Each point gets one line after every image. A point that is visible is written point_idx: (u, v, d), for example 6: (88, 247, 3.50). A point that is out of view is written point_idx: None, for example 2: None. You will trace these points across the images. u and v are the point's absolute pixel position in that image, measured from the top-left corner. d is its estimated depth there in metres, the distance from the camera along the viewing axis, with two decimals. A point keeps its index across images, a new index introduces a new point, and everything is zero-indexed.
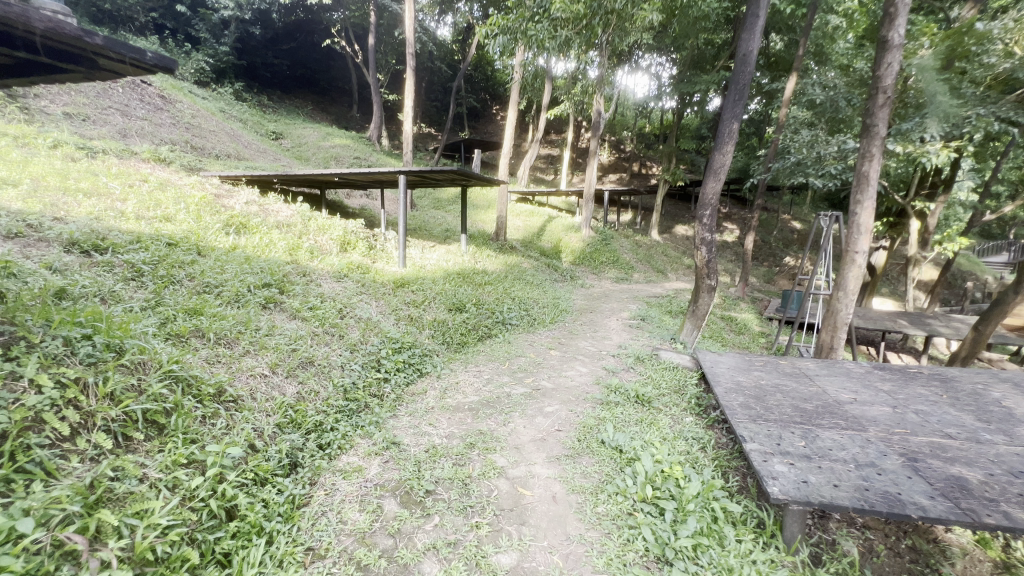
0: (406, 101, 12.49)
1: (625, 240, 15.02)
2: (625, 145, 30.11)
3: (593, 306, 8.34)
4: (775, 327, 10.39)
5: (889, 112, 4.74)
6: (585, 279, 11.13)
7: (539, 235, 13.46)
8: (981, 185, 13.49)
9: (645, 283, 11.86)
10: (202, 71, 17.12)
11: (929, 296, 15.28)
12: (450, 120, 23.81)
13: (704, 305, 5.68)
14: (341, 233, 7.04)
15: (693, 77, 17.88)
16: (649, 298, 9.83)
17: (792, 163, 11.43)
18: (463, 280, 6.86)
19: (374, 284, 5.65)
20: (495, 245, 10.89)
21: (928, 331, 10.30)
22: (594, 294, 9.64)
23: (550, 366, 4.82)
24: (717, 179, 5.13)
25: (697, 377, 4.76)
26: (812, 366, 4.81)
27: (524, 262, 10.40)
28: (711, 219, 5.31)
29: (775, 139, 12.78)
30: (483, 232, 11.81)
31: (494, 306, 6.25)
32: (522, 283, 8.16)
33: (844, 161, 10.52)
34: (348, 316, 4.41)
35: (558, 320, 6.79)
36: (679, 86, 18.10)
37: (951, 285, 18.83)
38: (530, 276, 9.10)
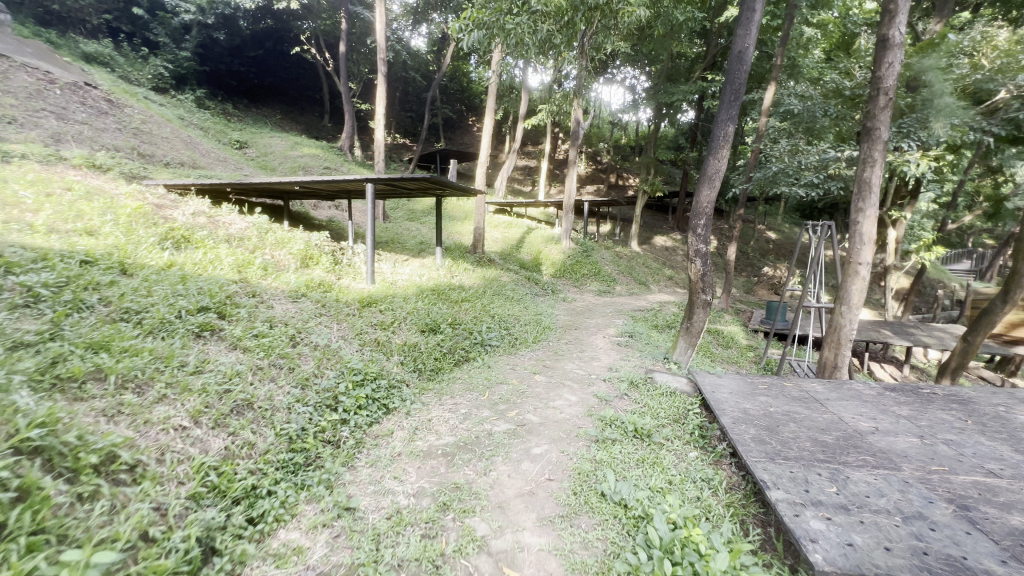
0: (377, 107, 11.92)
1: (605, 251, 14.71)
2: (602, 156, 30.16)
3: (577, 322, 7.87)
4: (761, 340, 10.14)
5: (890, 114, 4.47)
6: (567, 292, 10.71)
7: (519, 247, 12.99)
8: (951, 194, 13.75)
9: (629, 296, 11.50)
10: (160, 77, 16.24)
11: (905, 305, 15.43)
12: (425, 130, 23.32)
13: (699, 322, 5.25)
14: (302, 247, 6.42)
15: (670, 88, 17.83)
16: (634, 312, 9.45)
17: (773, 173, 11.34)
18: (438, 297, 6.30)
19: (336, 304, 5.04)
20: (472, 259, 10.37)
21: (912, 341, 10.20)
22: (577, 309, 9.21)
23: (535, 394, 4.30)
24: (712, 187, 4.75)
25: (698, 403, 4.30)
26: (820, 388, 4.42)
27: (504, 276, 9.91)
28: (706, 229, 4.92)
29: (753, 149, 12.72)
30: (460, 245, 11.29)
31: (472, 326, 5.71)
32: (502, 299, 7.64)
33: (824, 170, 10.45)
34: (301, 343, 3.80)
35: (541, 340, 6.28)
36: (656, 96, 18.07)
37: (922, 293, 19.18)
38: (509, 290, 8.60)
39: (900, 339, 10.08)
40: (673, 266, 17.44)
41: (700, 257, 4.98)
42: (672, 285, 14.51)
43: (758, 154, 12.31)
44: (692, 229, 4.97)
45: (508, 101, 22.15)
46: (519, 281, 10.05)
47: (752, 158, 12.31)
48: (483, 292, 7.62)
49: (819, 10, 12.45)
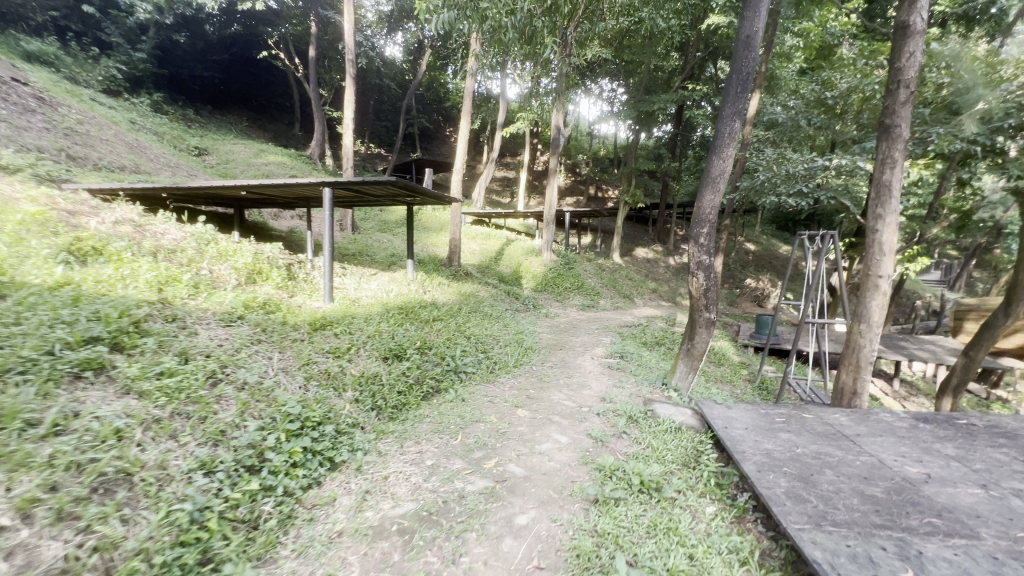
0: (346, 111, 11.18)
1: (588, 264, 14.20)
2: (581, 168, 29.94)
3: (561, 341, 7.22)
4: (753, 356, 9.68)
5: (912, 110, 4.00)
6: (549, 307, 10.10)
7: (497, 260, 12.34)
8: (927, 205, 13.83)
9: (613, 310, 10.94)
10: (112, 79, 15.18)
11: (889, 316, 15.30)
12: (400, 140, 22.62)
13: (701, 344, 4.66)
14: (249, 260, 5.60)
15: (650, 98, 17.73)
16: (620, 329, 8.85)
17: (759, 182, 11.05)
18: (405, 317, 5.57)
19: (282, 327, 4.25)
20: (448, 272, 9.66)
21: (905, 355, 9.89)
22: (561, 326, 8.57)
23: (517, 435, 3.60)
24: (716, 190, 4.19)
25: (709, 441, 3.67)
26: (844, 420, 3.85)
27: (481, 290, 9.23)
28: (710, 237, 4.34)
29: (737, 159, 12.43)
30: (434, 257, 10.56)
31: (444, 349, 4.99)
32: (479, 317, 6.94)
33: (811, 179, 10.17)
34: (223, 382, 3.02)
35: (523, 363, 5.59)
36: (636, 106, 17.83)
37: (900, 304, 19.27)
38: (488, 308, 7.90)
39: (892, 353, 9.73)
40: (655, 278, 17.04)
41: (702, 270, 4.40)
42: (657, 297, 14.07)
43: (742, 164, 12.03)
44: (693, 239, 4.41)
45: (485, 110, 21.66)
46: (498, 296, 9.37)
47: (737, 167, 12.01)
48: (458, 309, 6.91)
49: (799, 20, 12.34)
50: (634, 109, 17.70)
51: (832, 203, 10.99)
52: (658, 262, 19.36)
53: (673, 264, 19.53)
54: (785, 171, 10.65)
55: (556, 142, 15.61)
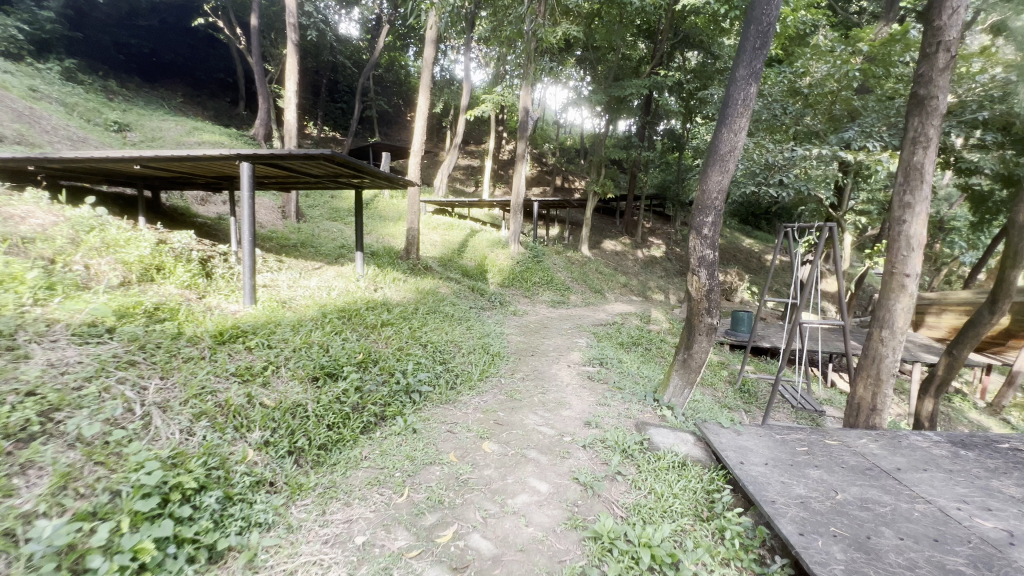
0: (288, 82, 9.86)
1: (557, 257, 13.49)
2: (547, 158, 29.16)
3: (531, 344, 6.41)
4: (730, 354, 9.24)
5: (950, 79, 3.39)
6: (517, 304, 9.29)
7: (460, 252, 11.36)
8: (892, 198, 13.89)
9: (585, 307, 10.23)
10: (12, 39, 13.14)
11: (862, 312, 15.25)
12: (355, 122, 21.13)
13: (701, 353, 3.96)
14: (148, 252, 4.49)
15: (621, 83, 17.13)
16: (594, 328, 8.14)
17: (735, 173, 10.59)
18: (346, 322, 4.60)
19: (171, 341, 3.23)
20: (404, 266, 8.63)
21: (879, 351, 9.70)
22: (530, 326, 7.78)
23: (483, 484, 2.77)
24: (725, 169, 3.46)
25: (721, 481, 2.97)
26: (875, 448, 3.23)
27: (442, 286, 8.30)
28: (715, 227, 3.62)
29: None
30: (389, 249, 9.51)
31: (392, 364, 4.08)
32: (438, 318, 6.02)
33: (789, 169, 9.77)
34: (42, 438, 2.04)
35: (489, 376, 4.74)
36: (607, 90, 17.17)
37: None
38: (450, 307, 6.99)
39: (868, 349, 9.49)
40: (625, 271, 16.52)
41: (705, 266, 3.68)
42: (627, 292, 13.55)
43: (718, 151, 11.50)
44: (693, 228, 3.69)
45: (448, 93, 20.48)
46: (460, 292, 8.46)
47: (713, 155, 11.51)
48: (414, 310, 5.97)
49: None
50: (605, 94, 17.04)
51: (807, 194, 10.67)
52: (627, 255, 18.89)
53: (641, 257, 19.15)
54: (763, 160, 10.22)
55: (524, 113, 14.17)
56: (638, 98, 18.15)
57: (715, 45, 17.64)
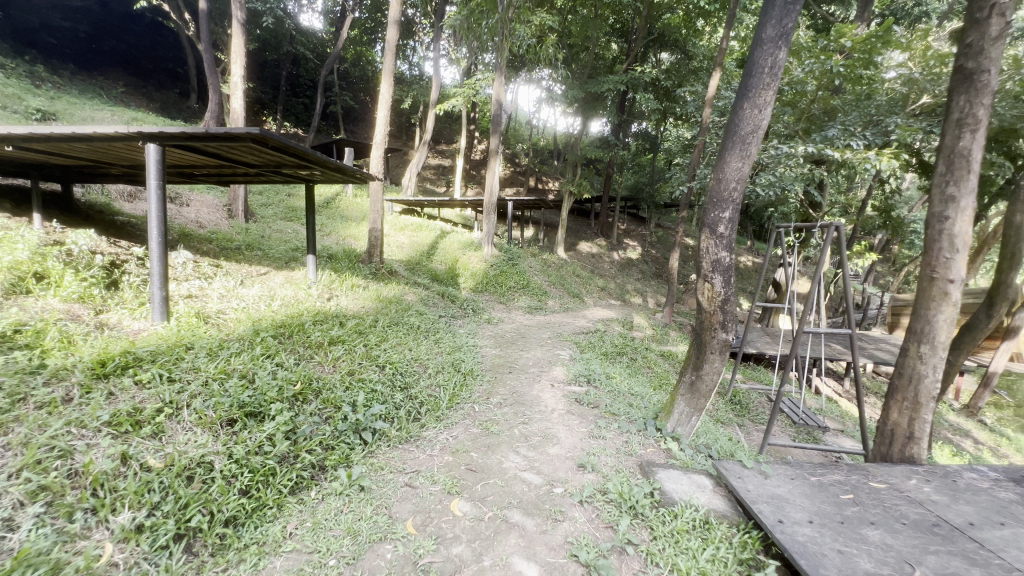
0: (234, 66, 8.87)
1: (532, 259, 12.86)
2: (520, 158, 28.58)
3: (509, 358, 5.71)
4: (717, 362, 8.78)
5: (1004, 49, 2.90)
6: (492, 311, 8.58)
7: (429, 256, 10.55)
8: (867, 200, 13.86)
9: (563, 313, 9.61)
10: None
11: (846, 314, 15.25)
12: (318, 118, 19.98)
13: (712, 374, 3.34)
14: (26, 258, 3.57)
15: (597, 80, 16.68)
16: (576, 337, 7.51)
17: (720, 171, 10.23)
18: (286, 341, 3.79)
19: (18, 380, 2.36)
20: (366, 270, 7.79)
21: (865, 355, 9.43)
22: (507, 336, 7.09)
23: (449, 572, 2.06)
24: (746, 153, 2.84)
25: (755, 547, 2.33)
26: (930, 491, 2.67)
27: (409, 293, 7.52)
28: (732, 225, 2.99)
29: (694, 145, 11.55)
30: (350, 251, 8.62)
31: (339, 395, 3.31)
32: (401, 330, 5.24)
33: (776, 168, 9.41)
34: None
35: (460, 403, 3.99)
36: (583, 87, 16.70)
37: None
38: (418, 316, 6.23)
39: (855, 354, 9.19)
40: (601, 274, 16.02)
41: (721, 272, 3.05)
42: (605, 296, 13.04)
43: (700, 148, 11.12)
44: (705, 225, 3.05)
45: (417, 88, 19.64)
46: (428, 299, 7.69)
47: (694, 153, 11.13)
48: (373, 321, 5.18)
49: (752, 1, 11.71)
50: (580, 91, 16.57)
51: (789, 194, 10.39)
52: (603, 257, 18.43)
53: (617, 259, 18.74)
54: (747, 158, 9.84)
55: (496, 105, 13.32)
56: (613, 96, 17.76)
57: (688, 44, 17.46)
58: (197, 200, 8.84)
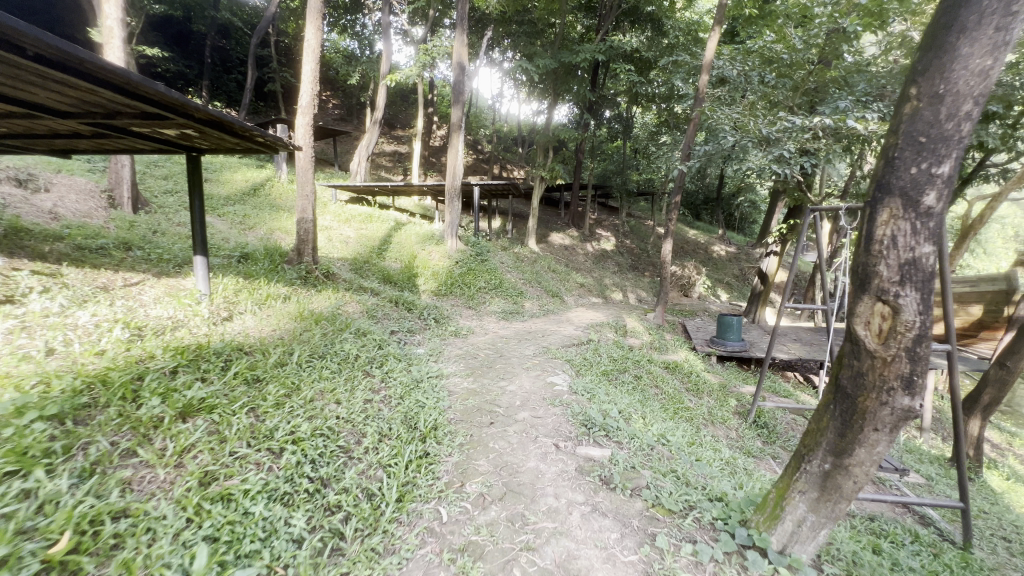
0: (106, 6, 6.71)
1: (503, 254, 11.26)
2: (482, 145, 26.77)
3: (486, 395, 4.13)
4: (726, 372, 7.50)
5: None
6: (460, 322, 6.95)
7: (381, 253, 8.78)
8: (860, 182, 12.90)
9: (545, 318, 8.11)
10: None
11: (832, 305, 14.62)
12: (252, 95, 17.48)
13: (865, 463, 1.86)
14: None
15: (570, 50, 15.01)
16: (567, 352, 6.01)
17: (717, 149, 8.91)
18: (88, 425, 2.05)
19: None
20: (294, 273, 5.97)
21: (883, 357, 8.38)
22: (482, 356, 5.52)
23: None
24: (1002, 42, 1.41)
25: None
26: None
27: (352, 303, 5.81)
28: (947, 191, 1.53)
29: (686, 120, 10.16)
30: (273, 248, 6.74)
31: (162, 552, 1.63)
32: (329, 367, 3.55)
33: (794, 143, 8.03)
34: None
35: (415, 507, 2.37)
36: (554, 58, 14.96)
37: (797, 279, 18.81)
38: (360, 336, 4.56)
39: None
40: (577, 268, 14.61)
41: (918, 282, 1.58)
42: (585, 293, 11.64)
43: (692, 124, 9.73)
44: (891, 187, 1.60)
45: (367, 63, 17.51)
46: (378, 309, 6.00)
47: (687, 129, 9.71)
48: (283, 357, 3.46)
49: None
50: (552, 62, 14.48)
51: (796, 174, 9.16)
52: (577, 249, 17.05)
53: (591, 251, 17.42)
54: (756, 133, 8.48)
55: (463, 42, 10.13)
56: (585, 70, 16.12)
57: (663, 18, 16.18)
58: (62, 184, 6.67)
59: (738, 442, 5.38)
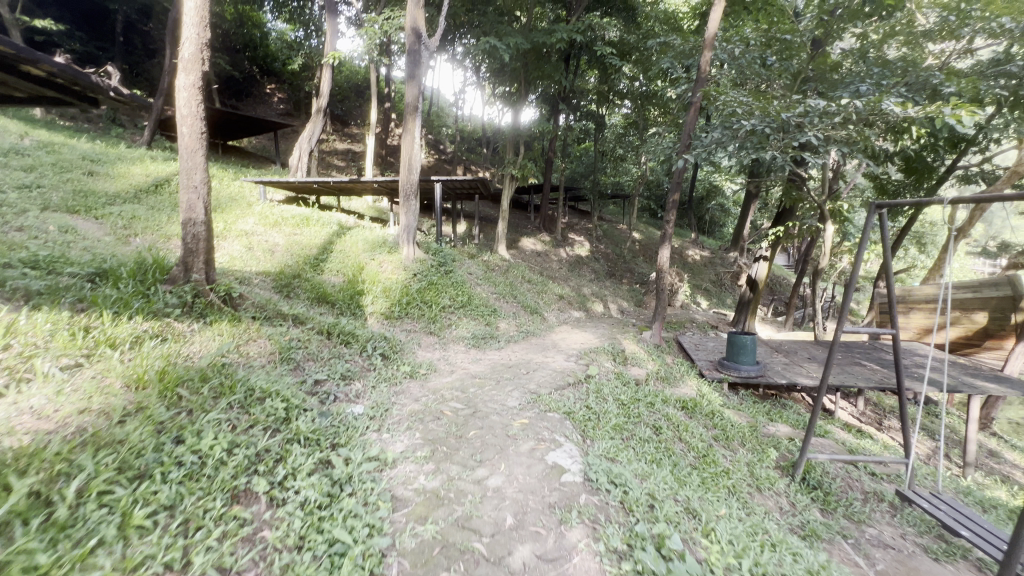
0: None
1: (470, 262, 9.66)
2: (444, 144, 24.94)
3: (456, 506, 2.53)
4: (747, 407, 6.19)
5: None
6: (418, 357, 5.29)
7: (317, 266, 6.98)
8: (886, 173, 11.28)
9: (525, 344, 6.53)
10: None
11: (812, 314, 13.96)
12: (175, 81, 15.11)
13: None
14: None
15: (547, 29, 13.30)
16: (563, 399, 4.45)
17: (731, 133, 7.39)
18: None
19: None
20: (171, 299, 4.14)
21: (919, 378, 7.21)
22: (446, 414, 3.86)
23: None
24: None
25: None
26: None
27: (260, 343, 4.07)
28: None
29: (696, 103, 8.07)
30: (154, 259, 4.85)
31: None
32: (147, 501, 1.87)
33: (825, 128, 6.71)
34: None
35: None
36: (526, 37, 12.98)
37: (777, 284, 18.08)
38: (248, 406, 2.86)
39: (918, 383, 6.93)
40: (553, 277, 13.13)
41: None
42: (566, 307, 10.19)
43: (694, 112, 7.95)
44: None
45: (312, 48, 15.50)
46: (298, 348, 4.27)
47: (687, 115, 7.94)
48: (42, 495, 1.74)
49: None
50: (525, 41, 12.55)
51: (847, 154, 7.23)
52: (550, 255, 15.64)
53: (565, 256, 16.09)
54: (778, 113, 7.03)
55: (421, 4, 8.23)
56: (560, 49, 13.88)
57: (637, 6, 14.96)
58: None
59: (797, 518, 3.96)
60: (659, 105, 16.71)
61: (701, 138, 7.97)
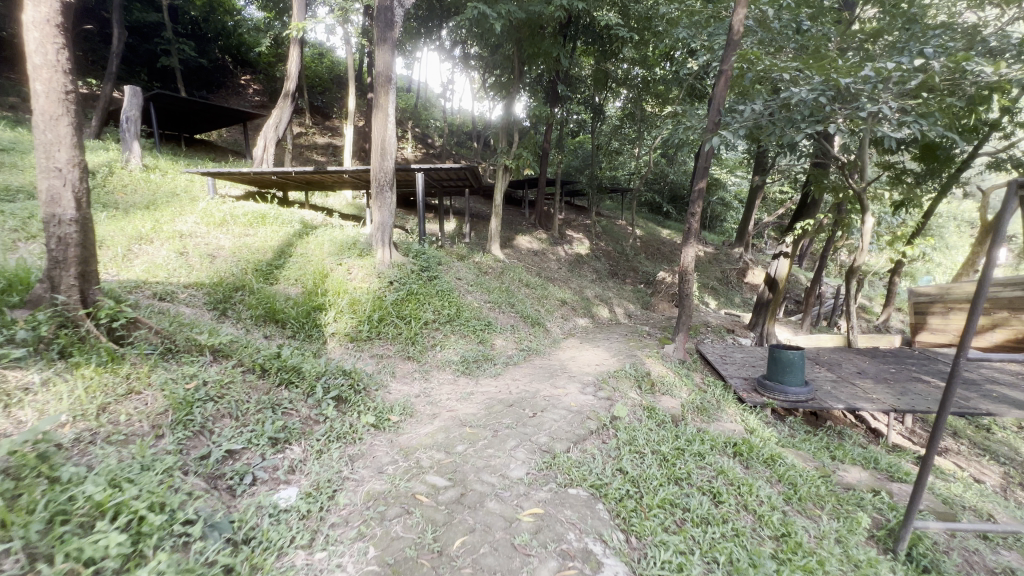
0: None
1: (459, 265, 8.35)
2: (432, 138, 23.53)
3: None
4: (806, 444, 4.98)
5: None
6: (388, 400, 3.97)
7: (270, 275, 5.66)
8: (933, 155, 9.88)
9: (526, 368, 5.27)
10: None
11: (831, 314, 12.88)
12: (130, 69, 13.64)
13: None
14: None
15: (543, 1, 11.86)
16: (587, 462, 3.19)
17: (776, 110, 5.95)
18: None
19: None
20: (15, 333, 2.81)
21: (1002, 396, 5.98)
22: (416, 504, 2.57)
23: None
24: None
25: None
26: None
27: (144, 399, 2.75)
28: None
29: (728, 72, 6.29)
30: (17, 270, 3.51)
31: None
32: None
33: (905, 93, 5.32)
34: None
35: None
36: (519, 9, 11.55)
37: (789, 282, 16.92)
38: (41, 558, 1.59)
39: (1005, 403, 5.68)
40: (552, 278, 11.88)
41: None
42: (570, 315, 8.93)
43: (725, 79, 6.27)
44: None
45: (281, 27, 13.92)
46: (211, 398, 2.98)
47: (717, 84, 6.24)
48: None
49: None
50: (518, 10, 10.99)
51: (950, 115, 5.54)
52: (548, 254, 14.38)
53: (564, 255, 14.82)
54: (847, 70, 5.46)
55: None
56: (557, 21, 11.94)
57: None
58: None
59: None
60: (663, 89, 15.37)
61: (735, 109, 6.24)
